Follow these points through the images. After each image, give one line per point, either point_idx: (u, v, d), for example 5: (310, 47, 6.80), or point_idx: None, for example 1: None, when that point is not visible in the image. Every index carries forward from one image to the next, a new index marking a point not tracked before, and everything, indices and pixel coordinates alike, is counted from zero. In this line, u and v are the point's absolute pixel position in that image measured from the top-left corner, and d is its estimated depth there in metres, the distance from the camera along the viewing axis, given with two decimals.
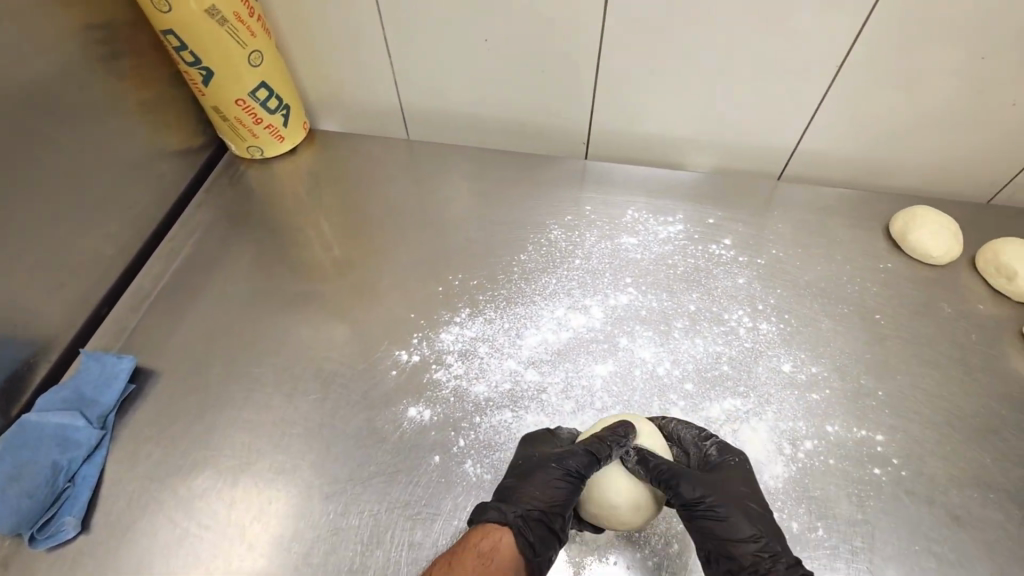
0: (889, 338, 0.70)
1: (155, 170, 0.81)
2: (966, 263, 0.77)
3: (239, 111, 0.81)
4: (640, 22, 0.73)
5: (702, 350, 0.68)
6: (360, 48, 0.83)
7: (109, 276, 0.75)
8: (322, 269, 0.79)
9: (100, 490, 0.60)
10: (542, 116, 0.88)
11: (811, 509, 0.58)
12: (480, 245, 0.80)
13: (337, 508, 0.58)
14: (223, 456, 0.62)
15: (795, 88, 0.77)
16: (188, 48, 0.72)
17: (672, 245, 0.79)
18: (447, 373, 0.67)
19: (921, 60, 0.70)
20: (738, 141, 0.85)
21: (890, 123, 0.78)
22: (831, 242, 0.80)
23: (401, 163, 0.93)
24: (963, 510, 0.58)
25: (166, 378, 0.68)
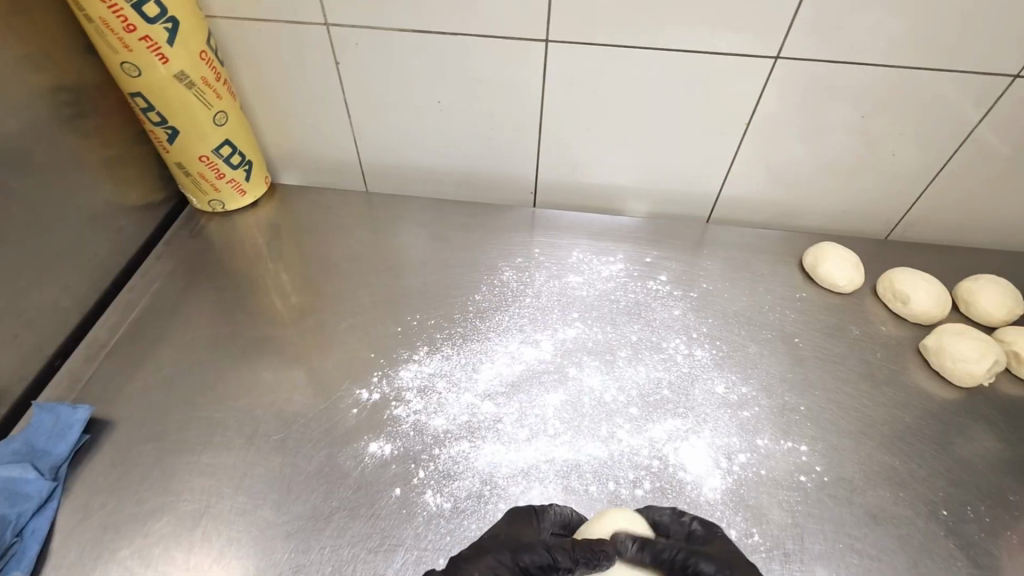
0: (808, 358, 0.78)
1: (117, 223, 0.83)
2: (869, 291, 0.87)
3: (203, 166, 0.86)
4: (576, 85, 0.83)
5: (645, 376, 0.74)
6: (321, 109, 0.90)
7: (64, 327, 0.75)
8: (282, 315, 0.82)
9: (49, 544, 0.59)
10: (492, 168, 0.95)
11: (748, 516, 0.63)
12: (437, 288, 0.85)
13: (299, 546, 0.59)
14: (182, 501, 0.62)
15: (712, 142, 0.87)
16: (155, 109, 0.76)
17: (614, 282, 0.87)
18: (406, 409, 0.70)
19: (812, 118, 0.83)
20: (668, 188, 0.95)
21: (795, 171, 0.90)
22: (754, 275, 0.89)
23: (360, 213, 0.98)
24: (878, 509, 0.64)
25: (122, 426, 0.68)
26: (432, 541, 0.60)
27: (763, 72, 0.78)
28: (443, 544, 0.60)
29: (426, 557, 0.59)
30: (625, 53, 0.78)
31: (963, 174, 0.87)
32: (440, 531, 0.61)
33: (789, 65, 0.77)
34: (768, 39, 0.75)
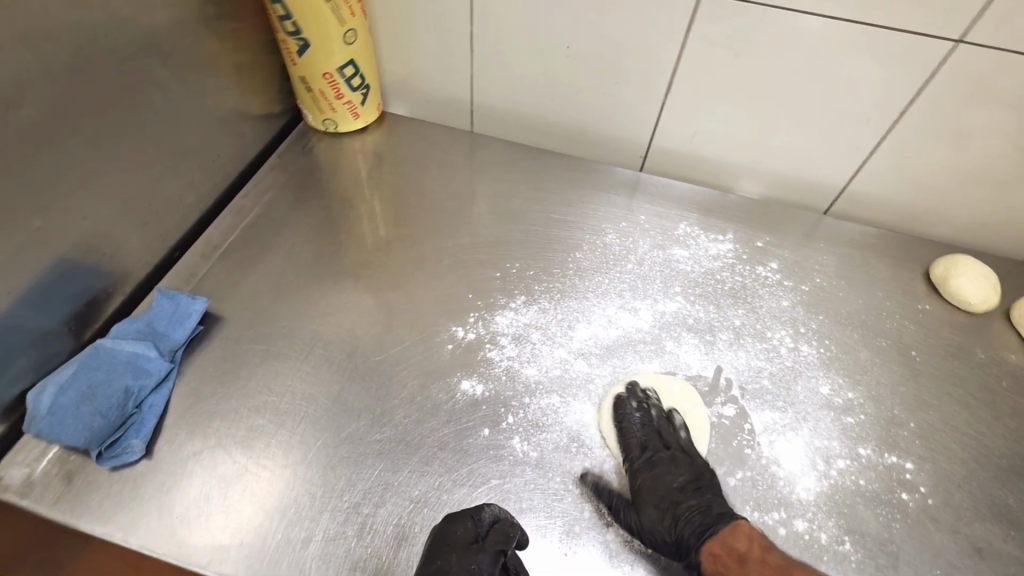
0: (923, 374, 0.73)
1: (238, 129, 0.85)
2: (1002, 315, 0.80)
3: (325, 84, 0.86)
4: (720, 45, 0.76)
5: (745, 362, 0.72)
6: (444, 40, 0.87)
7: (185, 222, 0.78)
8: (383, 244, 0.82)
9: (163, 421, 0.62)
10: (606, 126, 0.91)
11: (840, 523, 0.60)
12: (537, 239, 0.84)
13: (388, 466, 0.61)
14: (283, 403, 0.65)
15: (855, 128, 0.80)
16: (292, 18, 0.77)
17: (720, 262, 0.83)
18: (500, 353, 0.70)
19: (980, 119, 0.74)
20: (793, 175, 0.88)
21: (942, 176, 0.81)
22: (873, 279, 0.83)
23: (465, 154, 0.96)
24: (985, 542, 0.60)
25: (231, 323, 0.71)
26: (515, 484, 0.61)
27: (937, 57, 0.70)
28: (525, 488, 0.61)
29: (508, 499, 0.60)
30: (784, 17, 0.72)
31: None
32: (524, 476, 0.61)
33: (971, 53, 0.68)
34: (956, 18, 0.66)
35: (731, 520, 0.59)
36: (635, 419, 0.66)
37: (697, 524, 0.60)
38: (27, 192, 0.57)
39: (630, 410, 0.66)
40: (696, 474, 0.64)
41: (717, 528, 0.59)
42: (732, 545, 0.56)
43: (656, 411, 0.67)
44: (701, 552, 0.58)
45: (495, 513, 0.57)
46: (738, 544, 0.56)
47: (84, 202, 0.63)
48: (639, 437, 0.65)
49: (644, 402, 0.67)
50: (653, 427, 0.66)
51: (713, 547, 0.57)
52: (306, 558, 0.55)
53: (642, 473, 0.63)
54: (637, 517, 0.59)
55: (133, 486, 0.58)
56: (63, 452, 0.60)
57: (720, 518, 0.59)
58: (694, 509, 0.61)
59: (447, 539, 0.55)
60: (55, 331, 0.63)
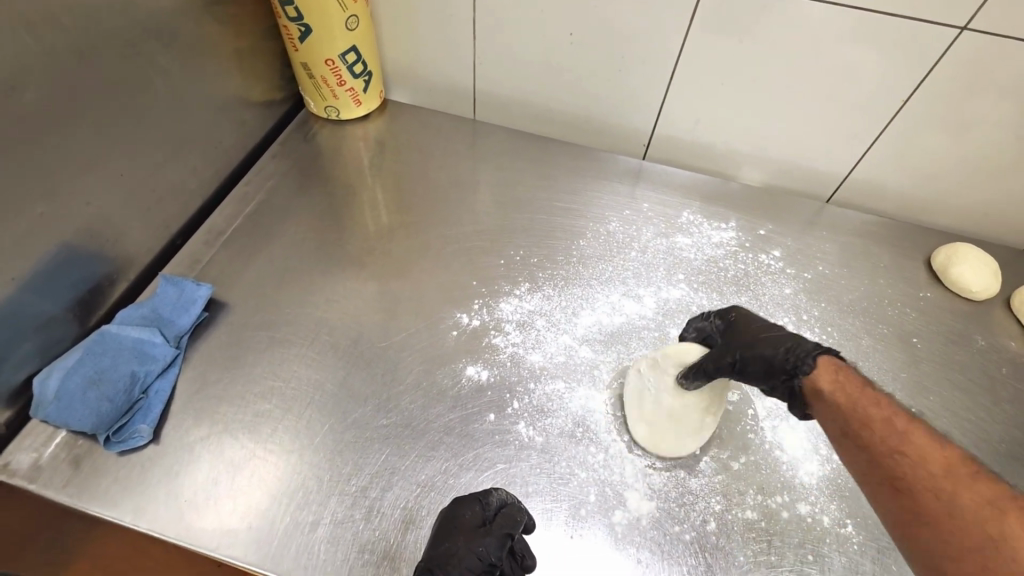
0: (924, 361, 0.73)
1: (239, 116, 0.84)
2: (1001, 303, 0.80)
3: (326, 71, 0.85)
4: (725, 31, 0.76)
5: None
6: (446, 27, 0.87)
7: (188, 210, 0.78)
8: (386, 231, 0.82)
9: (170, 406, 0.63)
10: (609, 113, 0.91)
11: (843, 506, 0.61)
12: (541, 227, 0.84)
13: (395, 450, 0.61)
14: (289, 388, 0.65)
15: (859, 116, 0.80)
16: (293, 3, 0.76)
17: (723, 249, 0.83)
18: (505, 339, 0.70)
19: (984, 106, 0.74)
20: (796, 163, 0.89)
21: (944, 165, 0.81)
22: (874, 267, 0.84)
23: (467, 142, 0.96)
24: None
25: (235, 310, 0.71)
26: (521, 469, 0.61)
27: (942, 45, 0.70)
28: (530, 472, 0.61)
29: (514, 483, 0.60)
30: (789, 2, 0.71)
31: None
32: (530, 461, 0.62)
33: (976, 40, 0.68)
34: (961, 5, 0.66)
35: (833, 355, 0.53)
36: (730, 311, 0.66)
37: (798, 350, 0.54)
38: (29, 178, 0.56)
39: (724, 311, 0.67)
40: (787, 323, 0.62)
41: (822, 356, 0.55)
42: (854, 374, 0.51)
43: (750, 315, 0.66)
44: (805, 376, 0.52)
45: (503, 497, 0.57)
46: (854, 385, 0.50)
47: (86, 188, 0.63)
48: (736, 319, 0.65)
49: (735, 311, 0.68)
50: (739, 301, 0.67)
51: (816, 376, 0.52)
52: (314, 540, 0.56)
53: (728, 327, 0.64)
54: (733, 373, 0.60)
55: (141, 470, 0.59)
56: (70, 437, 0.60)
57: (821, 349, 0.54)
58: (785, 342, 0.56)
59: (454, 521, 0.55)
60: (59, 317, 0.63)
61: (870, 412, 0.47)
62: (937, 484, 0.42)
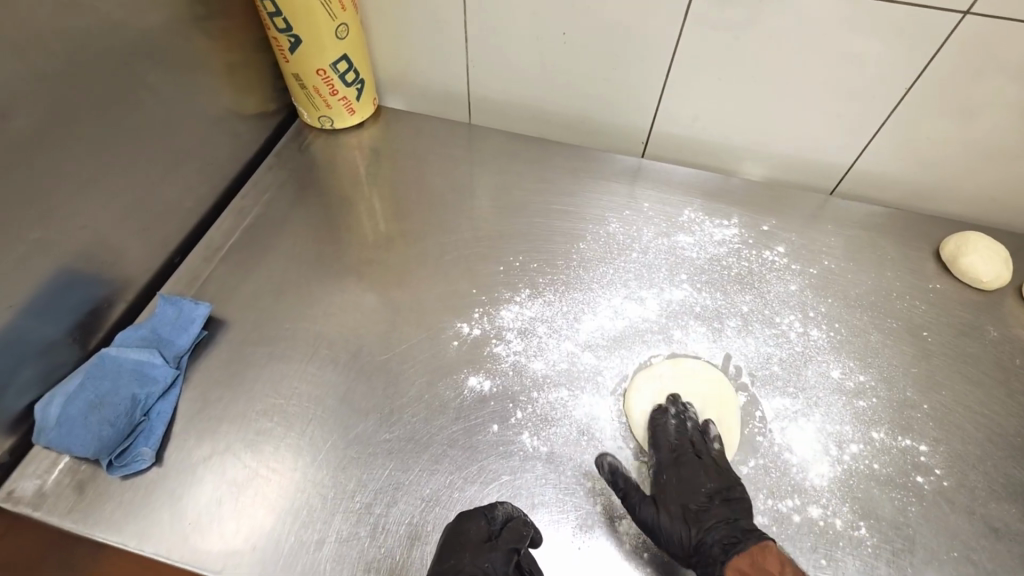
0: (935, 354, 0.72)
1: (233, 129, 0.83)
2: (1013, 291, 0.79)
3: (318, 80, 0.85)
4: (720, 25, 0.75)
5: (755, 349, 0.71)
6: (438, 31, 0.86)
7: (184, 226, 0.78)
8: (384, 240, 0.81)
9: (172, 427, 0.62)
10: (607, 113, 0.90)
11: (855, 509, 0.60)
12: (539, 230, 0.83)
13: (398, 465, 0.61)
14: (290, 405, 0.64)
15: (860, 106, 0.78)
16: (282, 14, 0.75)
17: (726, 248, 0.81)
18: (506, 348, 0.69)
19: (992, 90, 0.72)
20: (797, 156, 0.87)
21: (951, 152, 0.80)
22: (881, 258, 0.82)
23: (464, 146, 0.95)
24: (1001, 523, 0.60)
25: (235, 327, 0.70)
26: (526, 480, 0.60)
27: (946, 29, 0.68)
28: (536, 483, 0.60)
29: (520, 495, 0.60)
30: None
31: None
32: (536, 472, 0.61)
33: (980, 24, 0.66)
34: None
35: (759, 539, 0.54)
36: (670, 428, 0.64)
37: (723, 534, 0.56)
38: (24, 203, 0.56)
39: (668, 421, 0.64)
40: (728, 486, 0.60)
41: (745, 544, 0.54)
42: (763, 568, 0.51)
43: (693, 424, 0.65)
44: (726, 566, 0.53)
45: (510, 510, 0.57)
46: (771, 567, 0.51)
47: (82, 211, 0.62)
48: (671, 444, 0.63)
49: (684, 412, 0.66)
50: (686, 441, 0.64)
51: (738, 563, 0.53)
52: (319, 560, 0.55)
53: (669, 468, 0.62)
54: (656, 513, 0.57)
55: (145, 494, 0.58)
56: (73, 462, 0.60)
57: (748, 535, 0.55)
58: (720, 519, 0.57)
59: (460, 535, 0.55)
60: (59, 341, 0.63)
61: None
62: None
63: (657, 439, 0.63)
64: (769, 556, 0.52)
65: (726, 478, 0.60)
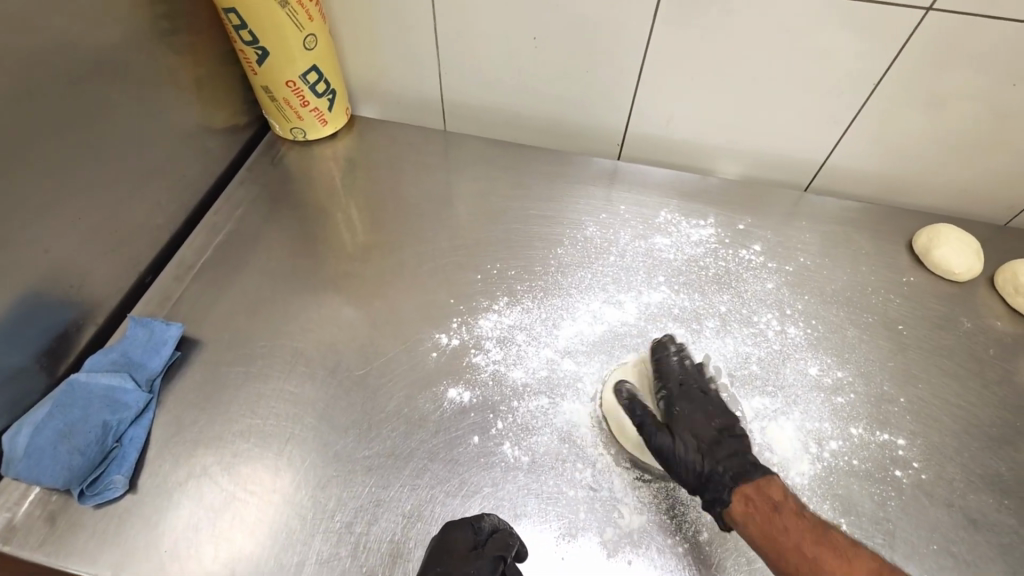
0: (911, 347, 0.73)
1: (202, 144, 0.82)
2: (985, 281, 0.80)
3: (288, 92, 0.83)
4: (690, 27, 0.75)
5: (733, 349, 0.71)
6: (409, 39, 0.85)
7: (154, 245, 0.76)
8: (360, 251, 0.80)
9: (146, 452, 0.61)
10: (581, 115, 0.90)
11: (836, 506, 0.60)
12: (517, 237, 0.82)
13: (379, 481, 0.60)
14: (267, 425, 0.63)
15: (830, 103, 0.79)
16: (248, 27, 0.74)
17: (703, 248, 0.82)
18: (486, 357, 0.69)
19: (956, 84, 0.73)
20: (770, 154, 0.88)
21: (920, 145, 0.81)
22: (856, 253, 0.83)
23: (439, 154, 0.94)
24: (979, 514, 0.60)
25: (209, 346, 0.69)
26: (508, 491, 0.60)
27: (911, 24, 0.68)
28: (518, 494, 0.60)
29: (503, 506, 0.59)
30: None
31: None
32: (517, 483, 0.61)
33: (942, 19, 0.67)
34: None
35: (766, 471, 0.57)
36: (673, 363, 0.68)
37: (733, 464, 0.58)
38: None
39: (669, 355, 0.68)
40: (733, 421, 0.63)
41: (753, 474, 0.57)
42: (766, 494, 0.55)
43: (691, 364, 0.68)
44: (735, 491, 0.56)
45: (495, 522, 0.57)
46: (773, 493, 0.55)
47: (44, 235, 0.61)
48: (677, 379, 0.67)
49: (683, 352, 0.69)
50: (691, 378, 0.67)
51: (745, 488, 0.56)
52: None
53: (678, 402, 0.65)
54: (670, 442, 0.60)
55: (118, 522, 0.57)
56: (44, 493, 0.59)
57: (755, 466, 0.58)
58: (730, 450, 0.60)
59: (445, 547, 0.54)
60: (25, 369, 0.61)
61: (778, 514, 0.53)
62: (814, 554, 0.51)
63: (664, 373, 0.67)
64: (773, 484, 0.56)
65: (730, 415, 0.64)
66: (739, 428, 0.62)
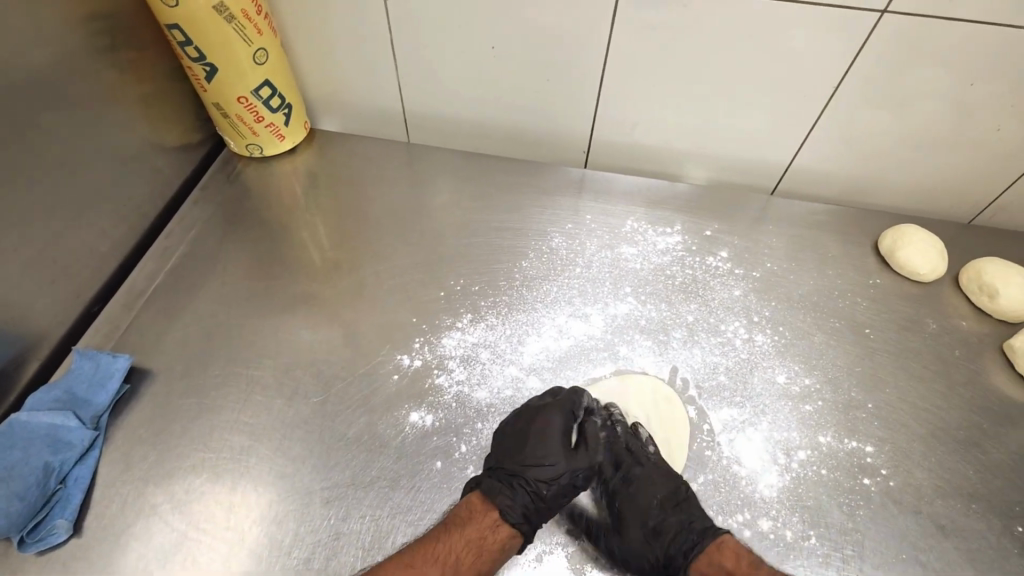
0: (878, 350, 0.72)
1: (152, 165, 0.79)
2: (951, 281, 0.80)
3: (240, 108, 0.81)
4: (648, 33, 0.74)
5: (701, 359, 0.70)
6: (364, 51, 0.83)
7: (102, 273, 0.73)
8: (319, 270, 0.78)
9: (92, 493, 0.59)
10: (545, 123, 0.88)
11: (805, 518, 0.60)
12: (482, 251, 0.81)
13: (338, 513, 0.58)
14: (221, 459, 0.61)
15: (791, 106, 0.78)
16: (193, 43, 0.71)
17: (670, 256, 0.81)
18: (449, 378, 0.67)
19: (915, 85, 0.73)
20: (735, 158, 0.87)
21: (883, 146, 0.81)
22: (822, 256, 0.82)
23: (402, 167, 0.92)
24: (947, 520, 0.60)
25: (161, 377, 0.67)
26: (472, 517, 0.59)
27: (867, 27, 0.68)
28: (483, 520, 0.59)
29: None
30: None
31: None
32: None
33: (898, 22, 0.67)
34: None
35: (715, 534, 0.58)
36: (602, 439, 0.66)
37: (681, 540, 0.59)
38: None
39: (597, 430, 0.66)
40: (676, 487, 0.62)
41: (702, 544, 0.58)
42: (720, 561, 0.57)
43: (622, 427, 0.67)
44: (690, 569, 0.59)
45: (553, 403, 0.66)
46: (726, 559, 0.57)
47: None
48: (609, 458, 0.65)
49: (611, 418, 0.67)
50: (622, 448, 0.66)
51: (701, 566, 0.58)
52: None
53: (618, 489, 0.64)
54: (620, 539, 0.60)
55: (62, 569, 0.55)
56: None
57: (704, 533, 0.58)
58: (676, 524, 0.60)
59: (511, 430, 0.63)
60: None
61: None
62: None
63: (597, 456, 0.65)
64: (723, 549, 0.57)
65: (670, 479, 0.62)
66: (684, 491, 0.61)
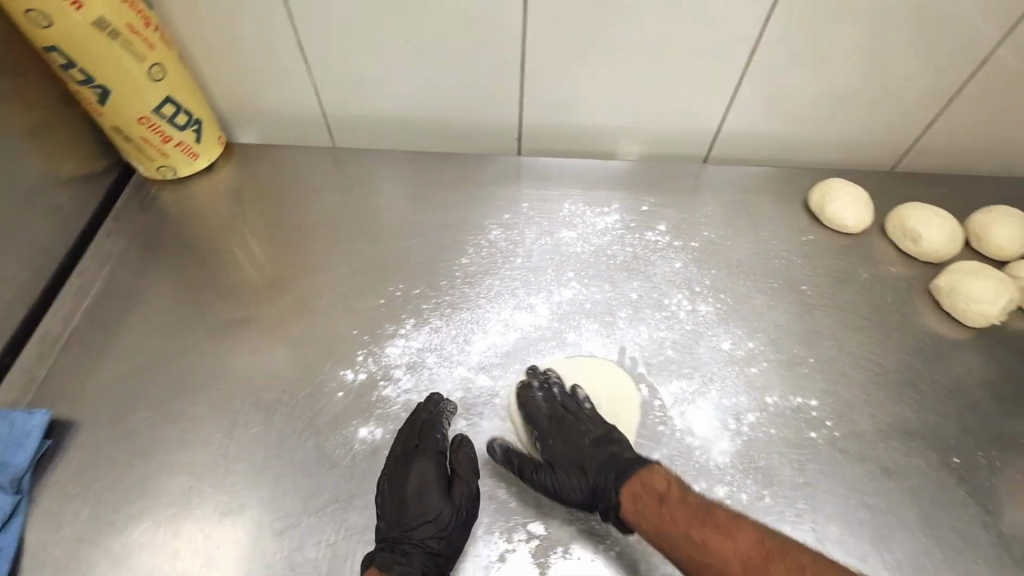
0: (815, 305, 0.74)
1: (54, 201, 0.74)
2: (878, 229, 0.82)
3: (144, 129, 0.76)
4: (562, 12, 0.72)
5: (648, 336, 0.71)
6: (272, 56, 0.79)
7: (10, 324, 0.68)
8: (251, 291, 0.75)
9: (19, 562, 0.56)
10: (471, 112, 0.85)
11: (758, 479, 0.61)
12: (420, 252, 0.79)
13: (292, 542, 0.57)
14: (163, 504, 0.59)
15: (712, 73, 0.78)
16: (77, 66, 0.66)
17: (609, 236, 0.81)
18: (395, 389, 0.66)
19: (827, 40, 0.74)
20: (664, 129, 0.87)
21: (803, 103, 0.82)
22: (757, 219, 0.84)
23: (329, 173, 0.89)
24: (890, 461, 0.63)
25: (88, 426, 0.63)
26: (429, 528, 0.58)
27: None
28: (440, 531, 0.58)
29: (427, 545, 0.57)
30: None
31: (984, 98, 0.79)
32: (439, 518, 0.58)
33: None
34: None
35: (646, 463, 0.60)
36: (539, 400, 0.66)
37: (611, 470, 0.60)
38: None
39: (533, 393, 0.66)
40: (608, 431, 0.64)
41: (633, 470, 0.59)
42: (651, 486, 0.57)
43: (560, 388, 0.67)
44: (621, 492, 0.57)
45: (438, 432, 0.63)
46: (657, 484, 0.57)
47: None
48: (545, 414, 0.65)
49: (547, 380, 0.67)
50: (558, 404, 0.66)
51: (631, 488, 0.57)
52: None
53: (551, 439, 0.65)
54: (553, 475, 0.60)
55: None
56: None
57: (634, 462, 0.60)
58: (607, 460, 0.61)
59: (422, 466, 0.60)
60: None
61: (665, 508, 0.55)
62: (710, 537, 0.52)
63: (533, 415, 0.65)
64: (655, 475, 0.58)
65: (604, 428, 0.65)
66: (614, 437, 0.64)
